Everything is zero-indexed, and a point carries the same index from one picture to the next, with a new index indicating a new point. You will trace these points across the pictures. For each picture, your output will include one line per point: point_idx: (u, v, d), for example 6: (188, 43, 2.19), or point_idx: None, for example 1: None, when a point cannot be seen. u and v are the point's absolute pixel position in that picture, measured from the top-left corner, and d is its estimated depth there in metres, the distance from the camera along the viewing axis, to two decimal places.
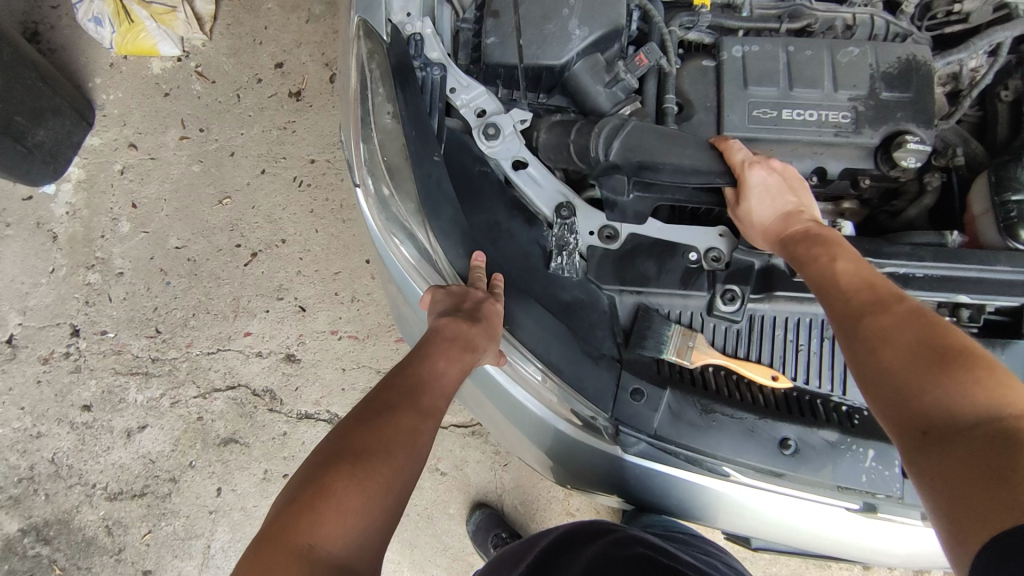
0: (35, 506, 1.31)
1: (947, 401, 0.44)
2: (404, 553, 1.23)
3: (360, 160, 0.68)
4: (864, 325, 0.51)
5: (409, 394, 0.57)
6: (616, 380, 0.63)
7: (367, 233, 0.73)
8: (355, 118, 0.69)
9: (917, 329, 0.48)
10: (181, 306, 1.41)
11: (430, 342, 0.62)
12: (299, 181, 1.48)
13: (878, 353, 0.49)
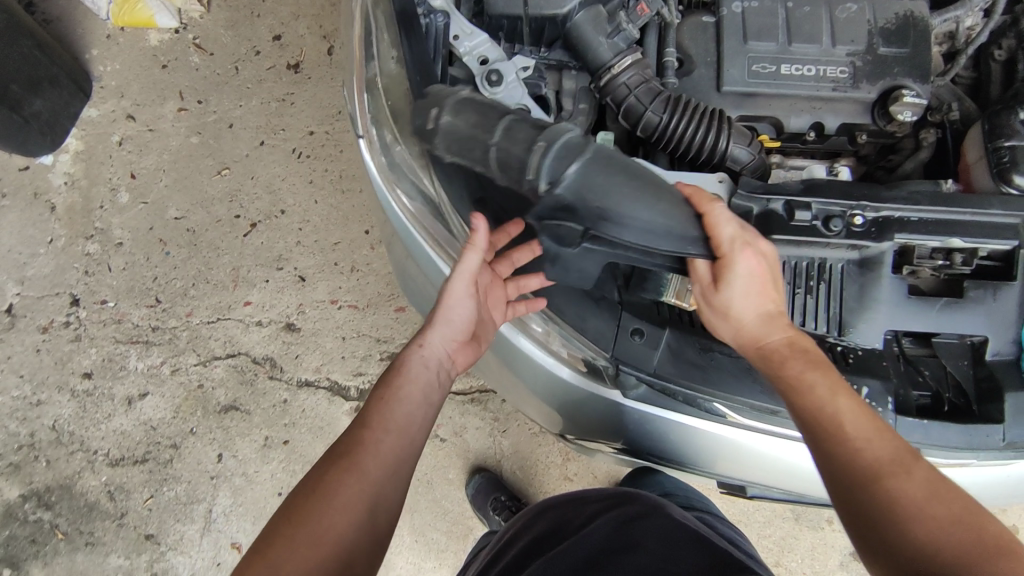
0: (36, 472, 1.31)
1: (917, 519, 0.48)
2: (404, 517, 1.25)
3: (362, 107, 0.71)
4: (829, 440, 0.53)
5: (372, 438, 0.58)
6: (616, 322, 0.65)
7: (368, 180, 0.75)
8: (358, 63, 0.71)
9: (875, 440, 0.52)
10: (181, 276, 1.42)
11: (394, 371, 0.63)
12: (298, 152, 1.48)
13: (845, 472, 0.51)
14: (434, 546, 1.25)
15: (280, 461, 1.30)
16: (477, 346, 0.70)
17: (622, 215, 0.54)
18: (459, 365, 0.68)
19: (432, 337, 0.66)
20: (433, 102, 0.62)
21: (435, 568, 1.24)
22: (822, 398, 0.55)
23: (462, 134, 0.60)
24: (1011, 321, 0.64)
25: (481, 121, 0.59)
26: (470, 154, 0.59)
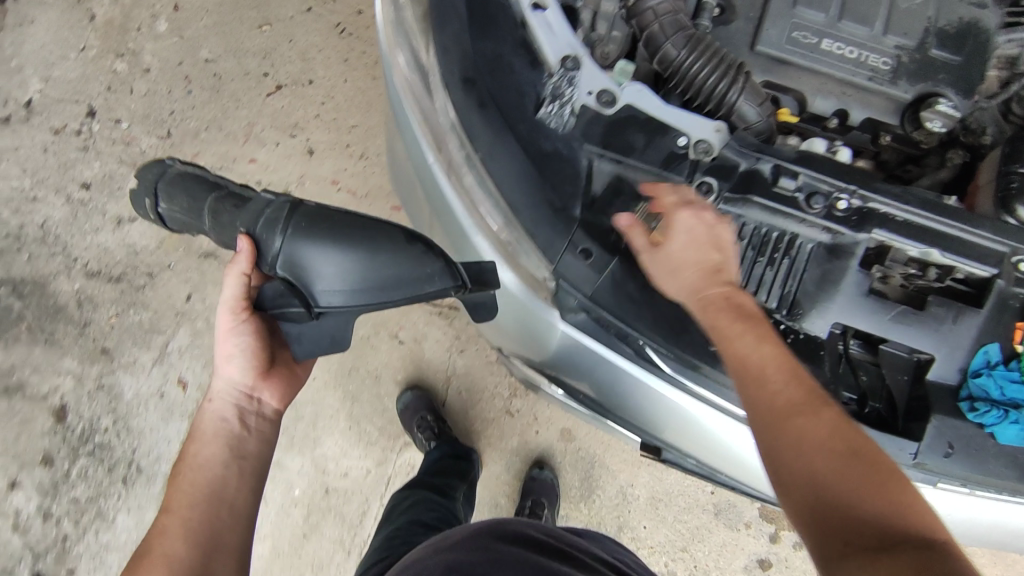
0: (17, 263, 1.35)
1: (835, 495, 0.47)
2: (344, 402, 1.30)
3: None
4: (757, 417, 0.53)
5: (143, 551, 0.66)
6: (568, 237, 0.63)
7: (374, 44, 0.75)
8: None
9: (811, 414, 0.51)
10: (197, 118, 1.43)
11: (184, 475, 0.73)
12: (341, 28, 1.48)
13: (772, 443, 0.51)
14: (365, 437, 1.29)
15: None
16: (281, 374, 0.82)
17: (304, 263, 0.70)
18: (268, 400, 0.81)
19: (223, 385, 0.78)
20: (149, 194, 0.92)
21: (362, 456, 1.28)
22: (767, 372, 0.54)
23: (183, 216, 0.89)
24: (965, 347, 0.62)
25: (191, 206, 0.87)
26: (194, 221, 0.88)
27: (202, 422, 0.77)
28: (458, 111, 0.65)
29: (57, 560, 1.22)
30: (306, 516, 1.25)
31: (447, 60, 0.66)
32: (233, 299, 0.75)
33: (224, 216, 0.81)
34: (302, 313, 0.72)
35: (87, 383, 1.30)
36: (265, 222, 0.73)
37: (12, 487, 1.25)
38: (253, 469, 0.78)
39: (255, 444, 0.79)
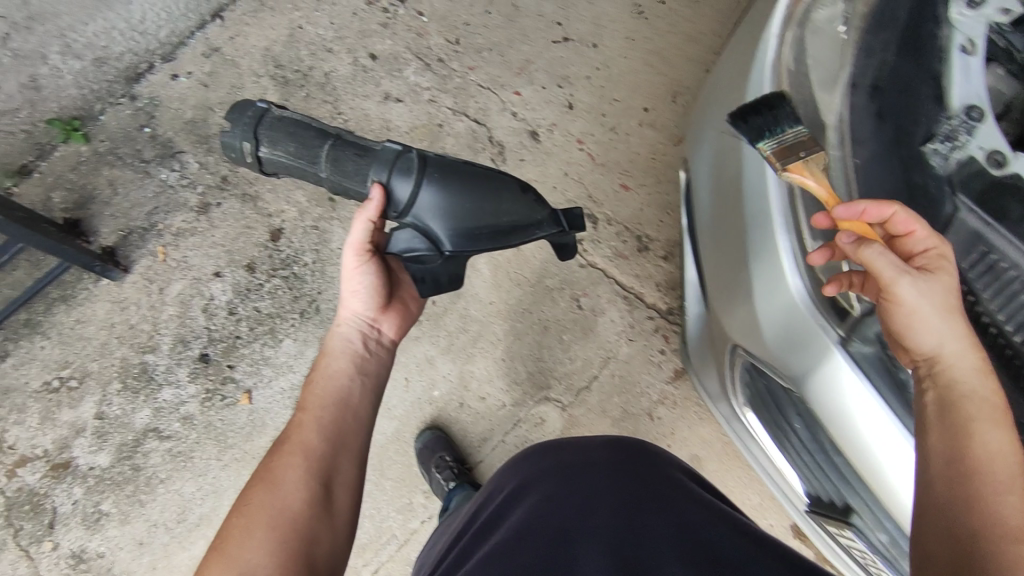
0: (294, 96, 1.46)
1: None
2: (508, 336, 1.36)
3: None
4: (971, 500, 0.58)
5: (283, 445, 0.82)
6: None
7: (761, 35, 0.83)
8: None
9: (994, 494, 0.58)
10: (486, 37, 1.51)
11: (314, 378, 0.91)
12: (640, 9, 1.54)
13: (945, 492, 0.60)
14: (513, 376, 1.35)
15: None
16: (397, 308, 1.00)
17: (429, 219, 0.90)
18: (387, 331, 0.99)
19: (350, 317, 0.96)
20: (251, 138, 0.94)
21: (503, 390, 1.34)
22: (995, 466, 0.59)
23: (288, 160, 0.93)
24: None
25: (299, 152, 0.93)
26: (307, 165, 0.93)
27: (332, 342, 0.95)
28: (853, 114, 0.72)
29: (223, 352, 1.36)
30: (435, 415, 1.33)
31: (866, 65, 0.73)
32: (360, 242, 0.92)
33: (348, 167, 0.91)
34: (432, 254, 0.92)
35: (307, 220, 1.41)
36: (400, 176, 0.90)
37: (215, 275, 1.39)
38: (374, 384, 0.94)
39: (376, 359, 0.96)
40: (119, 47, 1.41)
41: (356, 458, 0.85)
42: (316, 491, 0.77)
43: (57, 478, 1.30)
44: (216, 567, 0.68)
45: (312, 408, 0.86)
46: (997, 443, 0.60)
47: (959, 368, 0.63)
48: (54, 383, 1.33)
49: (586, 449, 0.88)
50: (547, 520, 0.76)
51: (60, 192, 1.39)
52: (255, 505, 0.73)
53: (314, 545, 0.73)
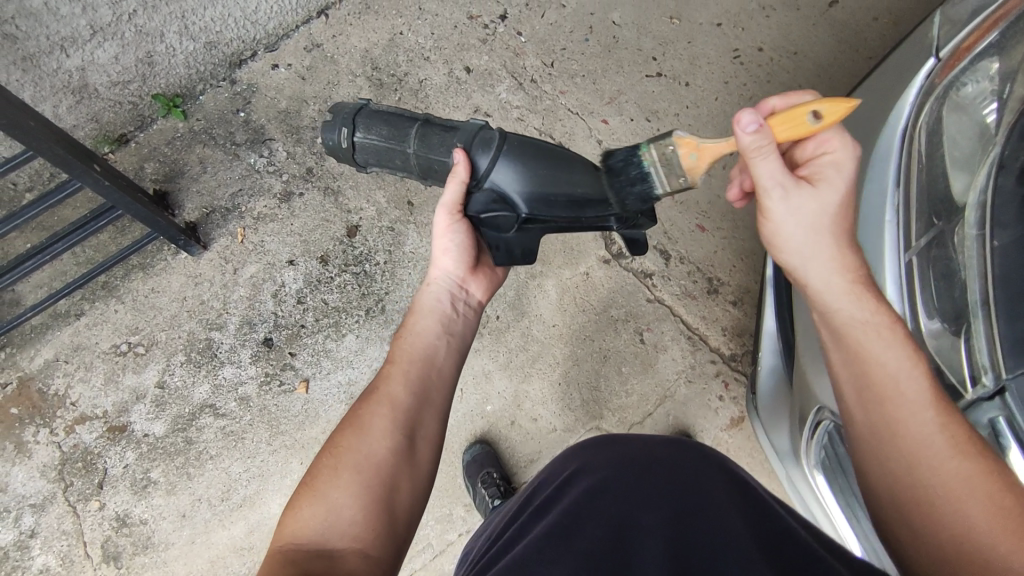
0: (387, 100, 1.50)
1: (981, 550, 0.65)
2: (568, 361, 1.35)
3: (982, 43, 0.83)
4: (900, 483, 0.71)
5: (371, 394, 0.83)
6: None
7: (894, 122, 0.90)
8: (989, 36, 0.83)
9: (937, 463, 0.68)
10: (580, 64, 1.53)
11: (403, 335, 0.93)
12: (736, 54, 1.55)
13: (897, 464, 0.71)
14: (568, 401, 1.34)
15: None
16: (483, 272, 1.02)
17: (509, 186, 0.90)
18: (473, 293, 1.01)
19: (441, 275, 0.98)
20: (346, 126, 0.94)
21: (556, 414, 1.34)
22: (911, 432, 0.71)
23: (381, 143, 0.93)
24: None
25: (392, 135, 0.93)
26: (398, 146, 0.93)
27: (423, 299, 0.97)
28: (997, 196, 0.76)
29: (287, 339, 1.38)
30: (485, 430, 1.33)
31: (1018, 146, 0.75)
32: (452, 203, 0.91)
33: (432, 139, 0.92)
34: (510, 218, 0.92)
35: (384, 220, 1.44)
36: (484, 143, 0.90)
37: (289, 263, 1.41)
38: (457, 345, 0.95)
39: (462, 324, 0.98)
40: (229, 34, 1.43)
41: (438, 414, 0.85)
42: (399, 442, 0.78)
43: (111, 440, 1.33)
44: (306, 504, 0.72)
45: (400, 360, 0.87)
46: (916, 421, 0.70)
47: (857, 332, 0.75)
48: (122, 347, 1.36)
49: (648, 444, 0.82)
50: (602, 504, 0.74)
51: (153, 164, 1.44)
52: (344, 448, 0.77)
53: (397, 495, 0.75)
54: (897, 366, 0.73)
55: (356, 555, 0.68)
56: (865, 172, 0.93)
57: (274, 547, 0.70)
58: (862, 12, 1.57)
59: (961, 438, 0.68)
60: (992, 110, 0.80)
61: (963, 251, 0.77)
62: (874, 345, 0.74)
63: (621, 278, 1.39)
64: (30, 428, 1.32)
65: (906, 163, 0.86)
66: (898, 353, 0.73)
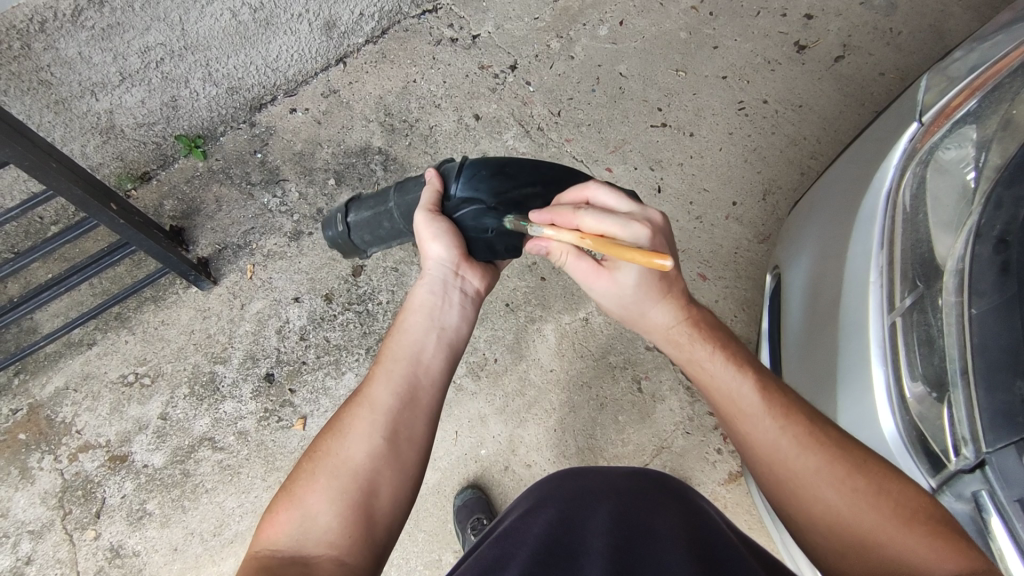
0: (397, 144, 1.55)
1: (888, 542, 0.66)
2: (564, 406, 1.35)
3: (962, 110, 0.85)
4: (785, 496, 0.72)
5: (357, 391, 0.79)
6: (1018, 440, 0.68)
7: (875, 184, 0.92)
8: (967, 105, 0.85)
9: (804, 459, 0.72)
10: (587, 113, 1.56)
11: (395, 327, 0.86)
12: (742, 106, 1.57)
13: (778, 479, 0.73)
14: (562, 448, 1.33)
15: (527, 285, 1.40)
16: (480, 263, 0.93)
17: (478, 180, 0.87)
18: (472, 282, 0.91)
19: (434, 266, 0.88)
20: (336, 212, 1.03)
21: (550, 460, 1.32)
22: (765, 438, 0.74)
23: (369, 215, 0.98)
24: None
25: (377, 202, 0.99)
26: (382, 208, 0.97)
27: (415, 295, 0.88)
28: (975, 264, 0.75)
29: (288, 375, 1.41)
30: (478, 474, 1.32)
31: (994, 216, 0.76)
32: (427, 204, 0.88)
33: (413, 192, 0.95)
34: (484, 206, 0.86)
35: (388, 260, 1.47)
36: (455, 164, 0.92)
37: (294, 300, 1.45)
38: (451, 342, 0.86)
39: (462, 314, 0.89)
40: (252, 80, 1.49)
41: (429, 414, 0.78)
42: (379, 442, 0.73)
43: (112, 469, 1.35)
44: (283, 509, 0.69)
45: (384, 361, 0.81)
46: (770, 438, 0.74)
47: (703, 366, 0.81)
48: (129, 377, 1.40)
49: (608, 476, 0.82)
50: (557, 536, 0.72)
51: (171, 201, 1.50)
52: (323, 447, 0.74)
53: (376, 499, 0.71)
54: (733, 384, 0.78)
55: (332, 562, 0.65)
56: (851, 231, 0.93)
57: (249, 553, 0.68)
58: (868, 66, 1.58)
59: (807, 436, 0.73)
60: (971, 176, 0.81)
61: (941, 316, 0.77)
62: (711, 366, 0.80)
63: (620, 324, 1.38)
64: (35, 454, 1.35)
65: (890, 226, 0.86)
66: (732, 372, 0.79)
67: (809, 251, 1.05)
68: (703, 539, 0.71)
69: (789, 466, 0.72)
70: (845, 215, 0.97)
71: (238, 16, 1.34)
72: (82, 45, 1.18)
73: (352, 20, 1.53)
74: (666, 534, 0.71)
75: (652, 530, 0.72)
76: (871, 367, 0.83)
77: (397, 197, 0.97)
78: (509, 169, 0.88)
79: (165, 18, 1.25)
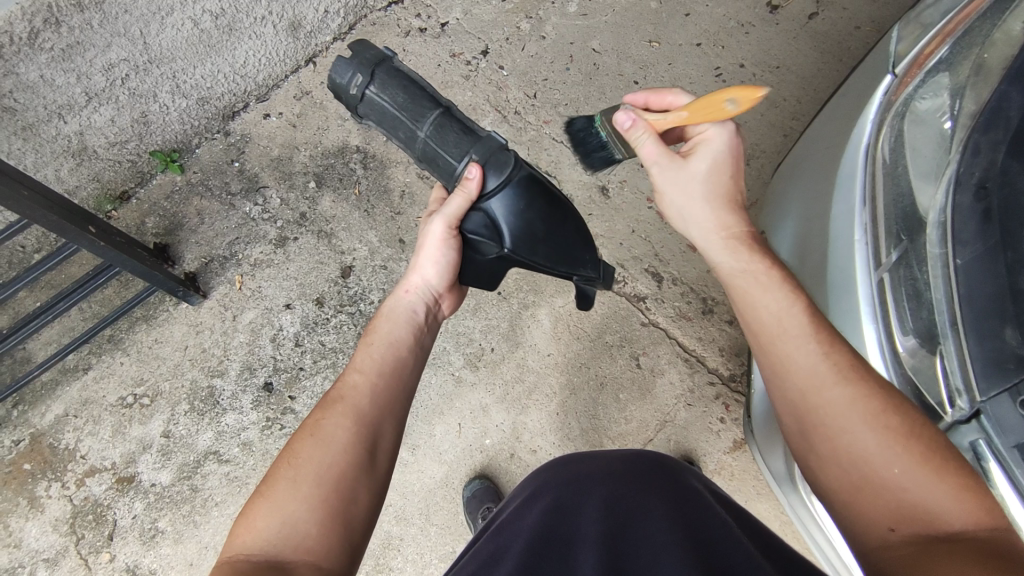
0: (375, 141, 1.53)
1: (914, 489, 0.65)
2: (565, 389, 1.35)
3: (934, 58, 0.85)
4: (816, 431, 0.72)
5: (333, 396, 0.78)
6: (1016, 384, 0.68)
7: (854, 140, 0.92)
8: (938, 54, 0.85)
9: (841, 391, 0.71)
10: (563, 92, 1.55)
11: (368, 337, 0.87)
12: (718, 73, 1.55)
13: (799, 408, 0.74)
14: (566, 429, 1.33)
15: (517, 271, 1.39)
16: (457, 287, 0.96)
17: (505, 220, 0.88)
18: (443, 306, 0.95)
19: (420, 284, 0.90)
20: (364, 70, 0.84)
21: (555, 444, 1.33)
22: (795, 363, 0.75)
23: (391, 108, 0.84)
24: None
25: (406, 103, 0.84)
26: (408, 119, 0.84)
27: (394, 304, 0.90)
28: (957, 213, 0.76)
29: (287, 382, 1.41)
30: (485, 464, 1.33)
31: (972, 163, 0.76)
32: (452, 216, 0.86)
33: (449, 137, 0.85)
34: (492, 247, 0.90)
35: (376, 259, 1.46)
36: (501, 163, 0.86)
37: (286, 307, 1.44)
38: (420, 353, 0.89)
39: (429, 335, 0.92)
40: (221, 88, 1.47)
41: (399, 423, 0.80)
42: (362, 453, 0.73)
43: (120, 491, 1.35)
44: (259, 514, 0.67)
45: (363, 369, 0.81)
46: (813, 362, 0.74)
47: (743, 281, 0.83)
48: (128, 399, 1.39)
49: (607, 460, 0.83)
50: (552, 524, 0.72)
51: (153, 219, 1.48)
52: (300, 448, 0.72)
53: (354, 505, 0.70)
54: (778, 310, 0.78)
55: (309, 568, 0.64)
56: (833, 189, 0.93)
57: (221, 558, 0.65)
58: (843, 21, 1.57)
59: (849, 369, 0.72)
60: (946, 125, 0.81)
61: (927, 270, 0.77)
62: (757, 295, 0.81)
63: (614, 303, 1.38)
64: (42, 483, 1.35)
65: (871, 180, 0.86)
66: (780, 299, 0.79)
67: (792, 212, 1.05)
68: (698, 521, 0.72)
69: (818, 394, 0.72)
70: (824, 174, 0.97)
71: (199, 24, 1.31)
72: (43, 68, 1.16)
73: (317, 18, 1.50)
74: (659, 516, 0.71)
75: (643, 511, 0.73)
76: (861, 326, 0.83)
77: (431, 124, 0.84)
78: (539, 223, 0.89)
79: (126, 33, 1.23)
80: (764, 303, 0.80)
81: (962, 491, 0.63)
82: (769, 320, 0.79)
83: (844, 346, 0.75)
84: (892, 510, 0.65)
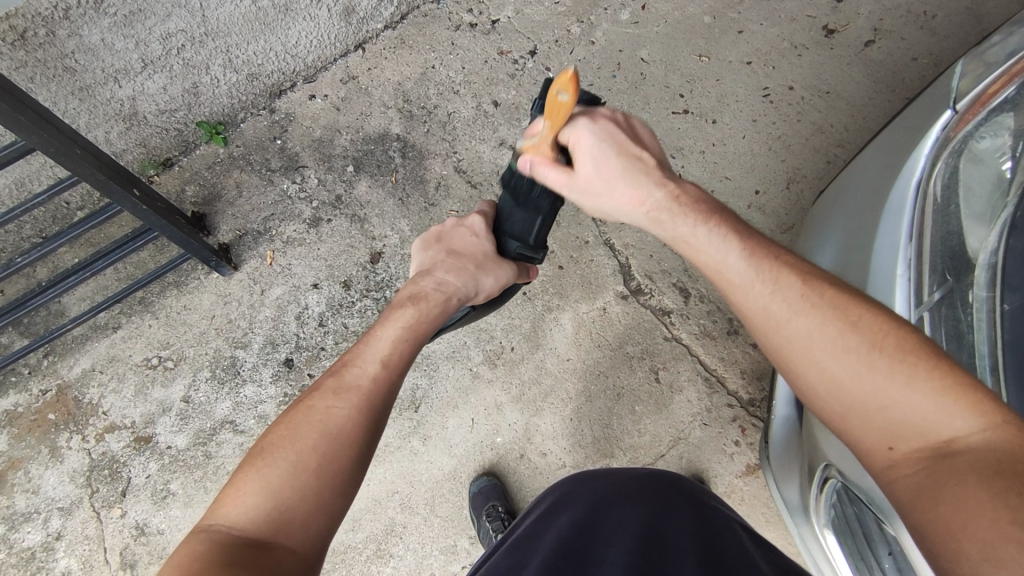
0: (415, 131, 1.54)
1: (894, 403, 0.63)
2: (581, 396, 1.34)
3: (999, 97, 0.84)
4: (787, 365, 0.72)
5: (337, 385, 0.79)
6: None
7: (904, 173, 0.90)
8: (1006, 94, 0.84)
9: (798, 325, 0.71)
10: (607, 99, 1.54)
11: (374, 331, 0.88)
12: (767, 93, 1.53)
13: (774, 351, 0.73)
14: (578, 436, 1.33)
15: (544, 274, 1.39)
16: None
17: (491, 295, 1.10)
18: None
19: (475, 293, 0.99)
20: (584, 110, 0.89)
21: (565, 449, 1.33)
22: (752, 307, 0.75)
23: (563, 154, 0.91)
24: None
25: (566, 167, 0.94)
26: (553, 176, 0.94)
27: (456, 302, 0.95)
28: (1010, 257, 0.78)
29: (307, 360, 1.43)
30: (494, 462, 1.33)
31: None
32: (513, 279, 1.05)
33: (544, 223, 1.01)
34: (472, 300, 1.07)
35: (406, 248, 1.48)
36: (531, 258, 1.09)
37: (313, 286, 1.46)
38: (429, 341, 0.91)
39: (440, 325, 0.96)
40: (271, 66, 1.49)
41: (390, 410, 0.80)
42: (362, 445, 0.75)
43: (136, 449, 1.39)
44: (246, 490, 0.68)
45: (369, 361, 0.82)
46: (763, 303, 0.74)
47: (684, 236, 0.82)
48: (152, 360, 1.42)
49: (621, 480, 0.84)
50: (570, 539, 0.73)
51: (193, 187, 1.51)
52: (303, 430, 0.73)
53: (342, 498, 0.71)
54: (720, 253, 0.78)
55: (289, 550, 0.65)
56: (877, 221, 0.91)
57: (199, 528, 0.66)
58: (901, 51, 1.53)
59: (799, 300, 0.72)
60: (1005, 167, 0.82)
61: (972, 310, 0.79)
62: (697, 237, 0.80)
63: (639, 315, 1.37)
64: (64, 434, 1.39)
65: (919, 217, 0.85)
66: (719, 241, 0.79)
67: (834, 238, 1.03)
68: (712, 540, 0.74)
69: (784, 333, 0.72)
70: (871, 202, 0.95)
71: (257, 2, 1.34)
72: (104, 32, 1.20)
73: (371, 5, 1.51)
74: (676, 539, 0.73)
75: (661, 531, 0.74)
76: None
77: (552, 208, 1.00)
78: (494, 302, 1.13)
79: (186, 5, 1.26)
80: (701, 251, 0.80)
81: (944, 391, 0.61)
82: (720, 271, 0.78)
83: (792, 276, 0.74)
84: (885, 431, 0.63)
